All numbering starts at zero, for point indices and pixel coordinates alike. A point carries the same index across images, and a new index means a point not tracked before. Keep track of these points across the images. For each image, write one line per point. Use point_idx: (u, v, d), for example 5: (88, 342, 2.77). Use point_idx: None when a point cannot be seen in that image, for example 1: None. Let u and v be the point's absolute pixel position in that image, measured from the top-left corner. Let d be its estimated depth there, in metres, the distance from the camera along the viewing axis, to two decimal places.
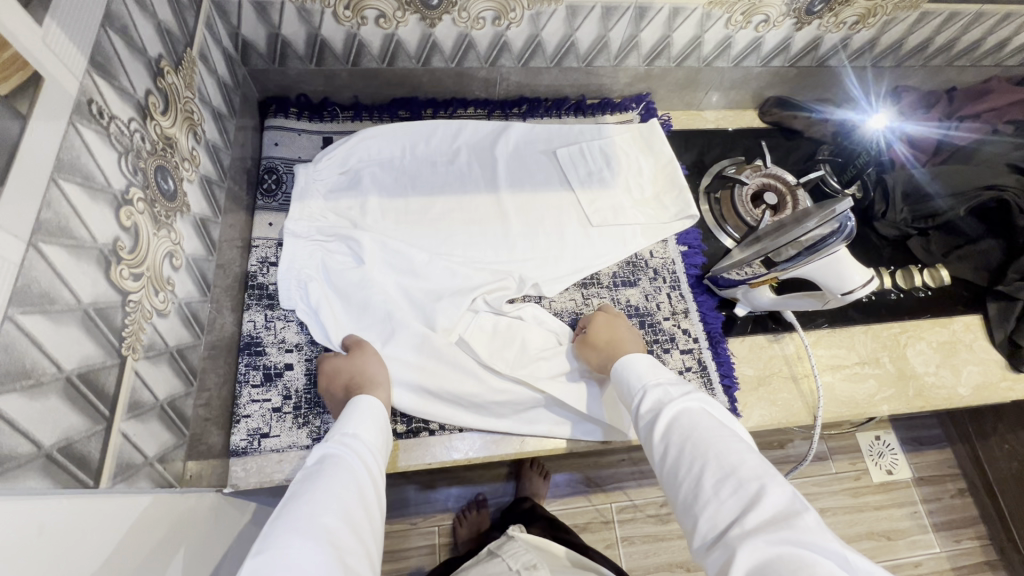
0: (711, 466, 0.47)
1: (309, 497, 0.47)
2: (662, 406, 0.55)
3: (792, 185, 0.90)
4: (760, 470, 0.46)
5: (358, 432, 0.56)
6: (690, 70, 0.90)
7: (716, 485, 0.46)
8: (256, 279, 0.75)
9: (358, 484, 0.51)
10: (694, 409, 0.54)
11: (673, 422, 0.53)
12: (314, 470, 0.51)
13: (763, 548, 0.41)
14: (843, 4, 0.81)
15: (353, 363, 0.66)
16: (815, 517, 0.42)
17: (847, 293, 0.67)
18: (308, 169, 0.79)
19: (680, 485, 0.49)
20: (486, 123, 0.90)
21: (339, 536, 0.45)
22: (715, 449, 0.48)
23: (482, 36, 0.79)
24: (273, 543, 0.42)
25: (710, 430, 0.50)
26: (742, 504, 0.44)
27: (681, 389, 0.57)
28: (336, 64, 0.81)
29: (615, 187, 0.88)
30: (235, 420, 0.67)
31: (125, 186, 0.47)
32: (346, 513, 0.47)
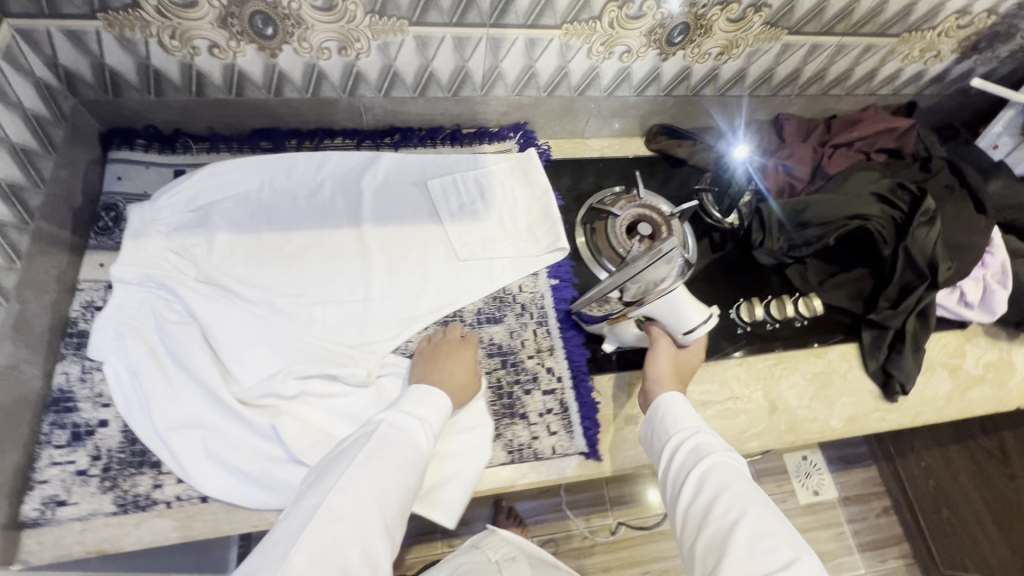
0: (742, 526, 0.50)
1: (382, 468, 0.53)
2: (711, 453, 0.58)
3: (667, 216, 0.87)
4: (793, 547, 0.49)
5: (428, 417, 0.60)
6: (564, 99, 0.89)
7: (750, 541, 0.49)
8: (77, 324, 0.69)
9: (414, 466, 0.55)
10: (732, 465, 0.57)
11: (705, 473, 0.56)
12: (392, 436, 0.56)
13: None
14: (702, 35, 0.80)
15: (469, 369, 0.69)
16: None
17: (696, 331, 0.68)
18: (143, 209, 0.74)
19: (705, 531, 0.52)
20: (354, 153, 0.86)
21: (392, 521, 0.51)
22: (755, 511, 0.52)
23: (333, 66, 0.75)
24: (349, 494, 0.50)
25: (750, 492, 0.53)
26: (774, 564, 0.47)
27: (726, 445, 0.60)
28: (178, 95, 0.76)
29: (487, 219, 0.86)
30: (30, 487, 0.60)
31: None
32: (401, 495, 0.53)
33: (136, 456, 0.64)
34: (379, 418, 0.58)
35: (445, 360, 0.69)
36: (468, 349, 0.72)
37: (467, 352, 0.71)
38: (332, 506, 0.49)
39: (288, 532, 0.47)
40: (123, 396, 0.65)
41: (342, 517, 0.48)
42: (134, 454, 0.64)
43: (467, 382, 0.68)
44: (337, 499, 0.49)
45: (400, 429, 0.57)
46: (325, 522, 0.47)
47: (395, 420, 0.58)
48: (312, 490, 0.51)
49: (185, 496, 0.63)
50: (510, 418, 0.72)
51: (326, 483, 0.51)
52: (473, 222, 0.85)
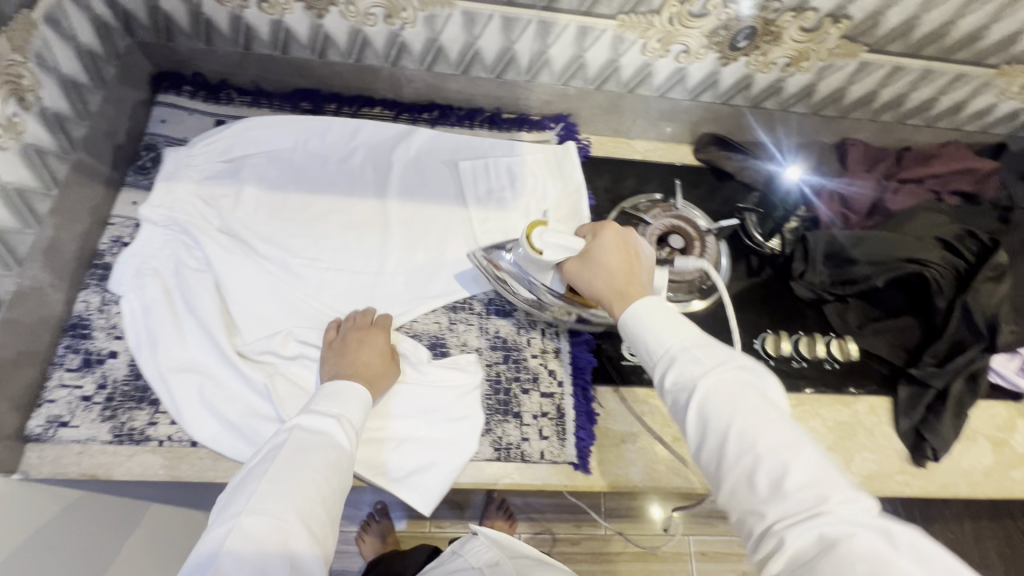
0: (762, 466, 0.43)
1: (297, 476, 0.50)
2: (695, 380, 0.47)
3: (702, 231, 0.83)
4: (816, 470, 0.42)
5: (345, 413, 0.57)
6: (611, 95, 0.85)
7: (771, 486, 0.42)
8: (103, 257, 0.72)
9: (336, 467, 0.53)
10: (723, 381, 0.47)
11: (704, 410, 0.46)
12: (304, 441, 0.53)
13: (816, 537, 0.39)
14: (770, 42, 0.74)
15: (382, 355, 0.66)
16: (855, 500, 0.40)
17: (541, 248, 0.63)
18: (180, 153, 0.76)
19: (723, 480, 0.45)
20: (390, 125, 0.85)
21: (319, 526, 0.49)
22: (766, 442, 0.44)
23: (378, 34, 0.74)
24: (266, 511, 0.47)
25: (753, 415, 0.45)
26: (804, 507, 0.41)
27: (715, 354, 0.49)
28: (227, 46, 0.77)
29: (513, 208, 0.83)
30: (38, 403, 0.64)
31: None
32: (326, 500, 0.50)
33: (138, 391, 0.66)
34: (292, 423, 0.55)
35: (355, 353, 0.65)
36: (381, 332, 0.69)
37: (377, 337, 0.68)
38: (244, 531, 0.46)
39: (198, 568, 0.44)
40: (134, 332, 0.68)
41: (259, 540, 0.45)
42: (136, 388, 0.66)
43: (382, 365, 0.66)
44: (249, 522, 0.46)
45: (315, 430, 0.54)
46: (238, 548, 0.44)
47: (307, 422, 0.55)
48: (222, 516, 0.48)
49: (176, 438, 0.65)
50: (502, 415, 0.70)
51: (239, 501, 0.48)
52: (498, 210, 0.83)
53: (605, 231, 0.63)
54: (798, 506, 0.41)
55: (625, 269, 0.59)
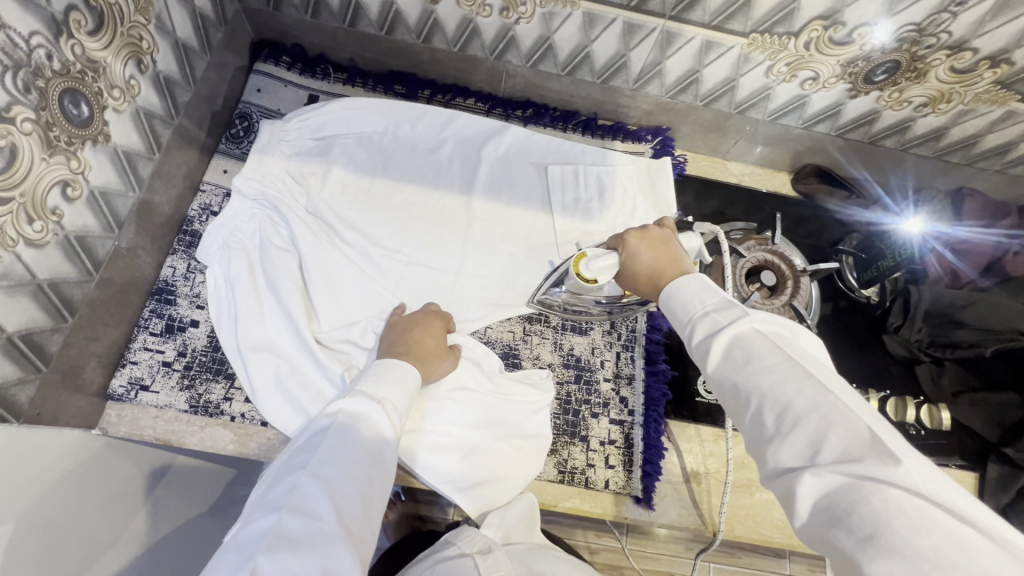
0: (768, 403, 0.38)
1: (334, 466, 0.46)
2: (711, 335, 0.44)
3: (797, 271, 0.77)
4: (824, 402, 0.36)
5: (390, 398, 0.53)
6: (719, 113, 0.80)
7: (776, 419, 0.37)
8: (192, 224, 0.72)
9: (377, 461, 0.49)
10: (749, 337, 0.42)
11: (723, 357, 0.42)
12: (347, 429, 0.49)
13: (832, 480, 0.33)
14: (911, 79, 0.68)
15: (438, 340, 0.64)
16: (888, 444, 0.33)
17: (593, 275, 0.60)
18: (274, 126, 0.74)
19: (743, 416, 0.40)
20: (482, 119, 0.82)
21: (357, 524, 0.44)
22: (770, 382, 0.38)
23: (489, 25, 0.71)
24: (306, 507, 0.43)
25: (765, 361, 0.40)
26: (806, 437, 0.36)
27: (732, 315, 0.44)
28: (332, 21, 0.75)
29: (600, 221, 0.80)
30: (121, 364, 0.65)
31: (7, 102, 0.44)
32: (365, 498, 0.46)
33: (216, 363, 0.66)
34: (332, 410, 0.51)
35: (414, 332, 0.63)
36: (433, 317, 0.67)
37: (436, 322, 0.66)
38: (284, 528, 0.41)
39: (230, 567, 0.39)
40: (217, 305, 0.68)
41: (296, 540, 0.40)
42: (214, 361, 0.66)
43: (437, 351, 0.64)
44: (289, 520, 0.41)
45: (357, 417, 0.50)
46: (271, 546, 0.39)
47: (350, 407, 0.51)
48: (259, 512, 0.43)
49: (248, 415, 0.65)
50: (569, 437, 0.69)
51: (277, 495, 0.44)
52: (584, 220, 0.80)
53: (630, 239, 0.58)
54: (813, 448, 0.35)
55: (657, 265, 0.55)
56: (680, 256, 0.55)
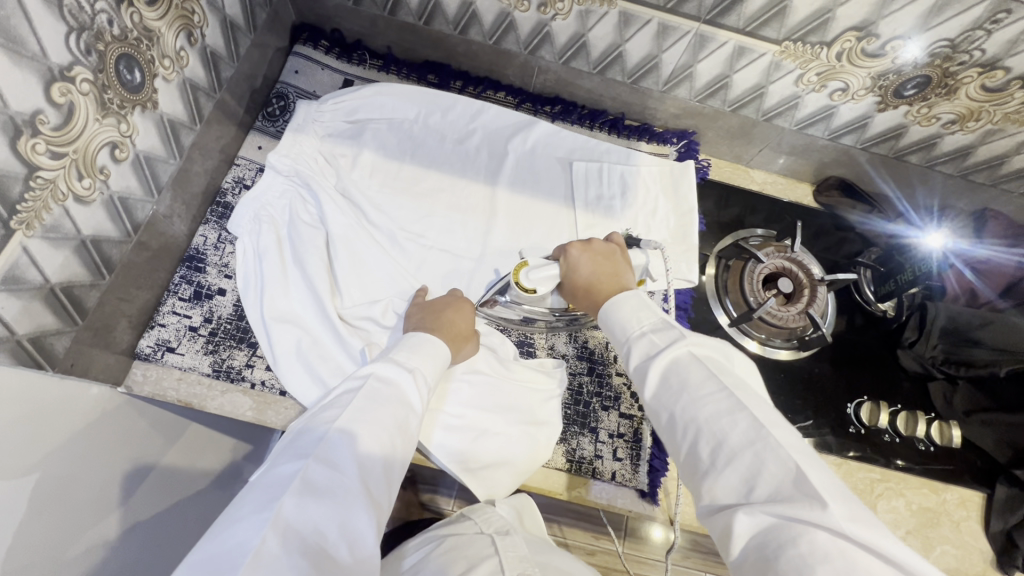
0: (704, 436, 0.41)
1: (362, 425, 0.47)
2: (651, 359, 0.47)
3: (815, 280, 0.77)
4: (754, 437, 0.39)
5: (420, 369, 0.55)
6: (746, 120, 0.81)
7: (711, 454, 0.40)
8: (225, 196, 0.74)
9: (403, 427, 0.50)
10: (682, 360, 0.46)
11: (664, 379, 0.46)
12: (377, 392, 0.51)
13: (762, 519, 0.36)
14: (941, 96, 0.68)
15: (470, 323, 0.65)
16: (812, 485, 0.35)
17: (535, 284, 0.64)
18: (311, 107, 0.76)
19: (678, 445, 0.43)
20: (511, 112, 0.84)
21: (377, 485, 0.45)
22: (706, 413, 0.41)
23: (526, 20, 0.72)
24: (332, 460, 0.44)
25: (698, 391, 0.43)
26: (742, 475, 0.38)
27: (667, 337, 0.48)
28: (373, 8, 0.77)
29: (621, 218, 0.81)
30: (149, 326, 0.66)
31: (69, 62, 0.46)
32: (388, 462, 0.47)
33: (240, 332, 0.68)
34: (364, 374, 0.52)
35: (449, 312, 0.64)
36: (466, 305, 0.67)
37: (466, 306, 0.67)
38: (310, 477, 0.42)
39: (255, 504, 0.40)
40: (245, 275, 0.70)
41: (320, 489, 0.42)
42: (238, 329, 0.68)
43: (467, 332, 0.65)
44: (315, 469, 0.43)
45: (388, 382, 0.52)
46: (297, 491, 0.41)
47: (383, 374, 0.53)
48: (287, 457, 0.45)
49: (268, 384, 0.67)
50: (579, 428, 0.70)
51: (305, 445, 0.45)
52: (606, 217, 0.81)
53: (570, 249, 0.64)
54: (747, 485, 0.38)
55: (595, 277, 0.61)
56: (615, 271, 0.61)
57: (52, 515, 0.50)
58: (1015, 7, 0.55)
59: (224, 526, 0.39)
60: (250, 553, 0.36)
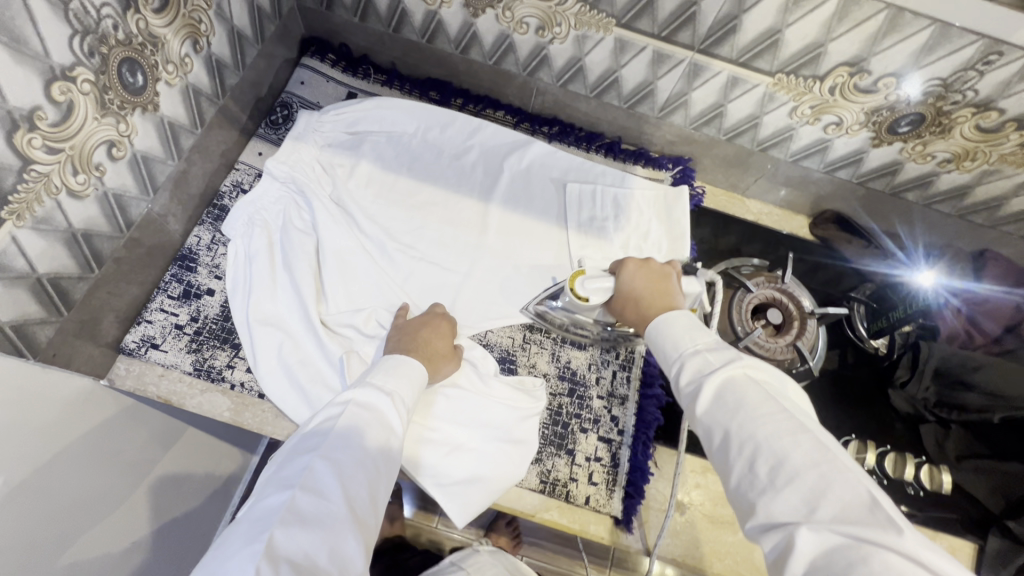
0: (762, 454, 0.38)
1: (346, 451, 0.47)
2: (703, 377, 0.44)
3: (805, 312, 0.76)
4: (820, 458, 0.36)
5: (400, 390, 0.55)
6: (741, 149, 0.81)
7: (771, 472, 0.37)
8: (222, 199, 0.75)
9: (385, 450, 0.50)
10: (739, 379, 0.43)
11: (716, 399, 0.43)
12: (357, 417, 0.50)
13: (826, 539, 0.33)
14: (936, 134, 0.68)
15: (448, 340, 0.66)
16: (888, 512, 0.33)
17: (585, 291, 0.64)
18: (311, 117, 0.78)
19: (729, 468, 0.40)
20: (509, 131, 0.85)
21: (365, 510, 0.45)
22: (767, 431, 0.39)
23: (524, 42, 0.74)
24: (316, 489, 0.44)
25: (756, 409, 0.40)
26: (809, 495, 0.35)
27: (723, 356, 0.46)
28: (378, 25, 0.79)
29: (613, 240, 0.81)
30: (136, 321, 0.67)
31: (71, 63, 0.48)
32: (374, 486, 0.47)
33: (225, 333, 0.69)
34: (345, 397, 0.52)
35: (425, 334, 0.65)
36: (442, 321, 0.68)
37: (443, 324, 0.68)
38: (297, 506, 0.42)
39: (242, 540, 0.40)
40: (234, 277, 0.71)
41: (307, 519, 0.42)
42: (223, 330, 0.69)
43: (447, 353, 0.65)
44: (300, 498, 0.43)
45: (368, 405, 0.52)
46: (283, 523, 0.41)
47: (363, 396, 0.52)
48: (272, 489, 0.45)
49: (247, 385, 0.67)
50: (556, 449, 0.69)
51: (289, 475, 0.45)
52: (598, 238, 0.81)
53: (628, 264, 0.62)
54: (807, 505, 0.35)
55: (647, 294, 0.59)
56: (668, 291, 0.59)
57: (22, 507, 0.52)
58: (1007, 49, 0.55)
59: (214, 563, 0.39)
60: None
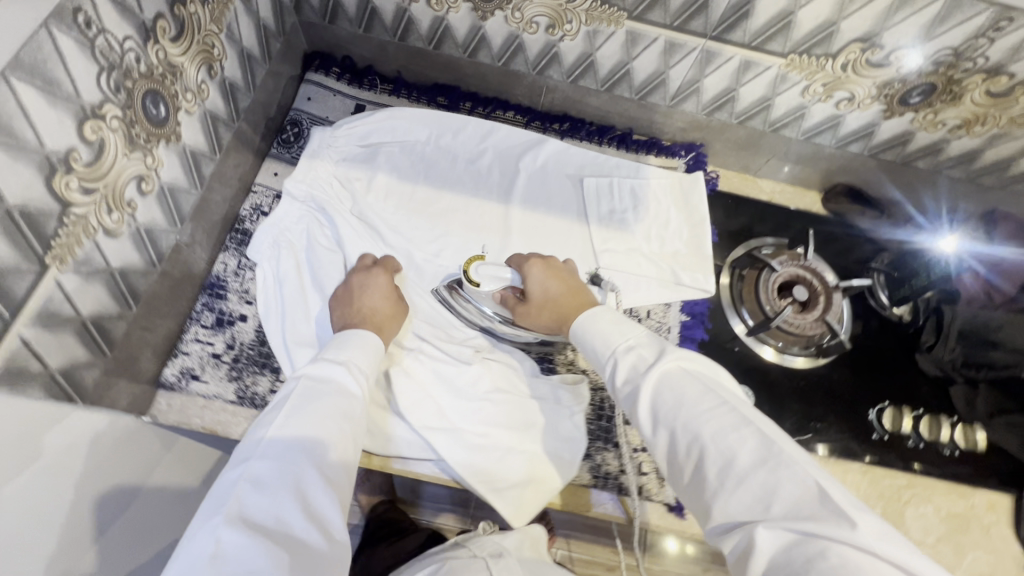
0: (712, 455, 0.40)
1: (302, 419, 0.47)
2: (639, 375, 0.46)
3: (829, 287, 0.78)
4: (766, 457, 0.39)
5: (356, 359, 0.55)
6: (753, 132, 0.82)
7: (720, 473, 0.39)
8: (243, 223, 0.75)
9: (347, 413, 0.50)
10: (672, 371, 0.45)
11: (654, 399, 0.45)
12: (313, 387, 0.50)
13: (782, 536, 0.36)
14: (947, 102, 0.70)
15: (389, 300, 0.67)
16: (839, 505, 0.35)
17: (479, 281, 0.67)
18: (325, 133, 0.77)
19: (682, 470, 0.42)
20: (521, 131, 0.85)
21: (333, 471, 0.46)
22: (711, 430, 0.41)
23: (534, 42, 0.74)
24: (276, 455, 0.44)
25: (698, 406, 0.42)
26: (758, 494, 0.38)
27: (654, 350, 0.48)
28: (384, 35, 0.79)
29: (635, 232, 0.82)
30: (173, 354, 0.67)
31: (99, 101, 0.47)
32: (342, 445, 0.47)
33: (263, 358, 0.69)
34: (300, 372, 0.52)
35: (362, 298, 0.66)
36: (381, 270, 0.69)
37: (384, 280, 0.69)
38: (257, 473, 0.42)
39: (207, 514, 0.40)
40: (265, 301, 0.70)
41: (271, 484, 0.42)
42: (261, 355, 0.69)
43: (387, 307, 0.66)
44: (261, 467, 0.43)
45: (323, 376, 0.52)
46: (247, 492, 0.41)
47: (318, 370, 0.53)
48: (231, 464, 0.44)
49: None
50: (603, 443, 0.69)
51: (247, 448, 0.45)
52: (620, 231, 0.82)
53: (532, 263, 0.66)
54: (763, 503, 0.37)
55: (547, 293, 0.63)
56: (571, 292, 0.62)
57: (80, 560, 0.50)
58: (1017, 15, 0.56)
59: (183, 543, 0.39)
60: (208, 556, 0.37)
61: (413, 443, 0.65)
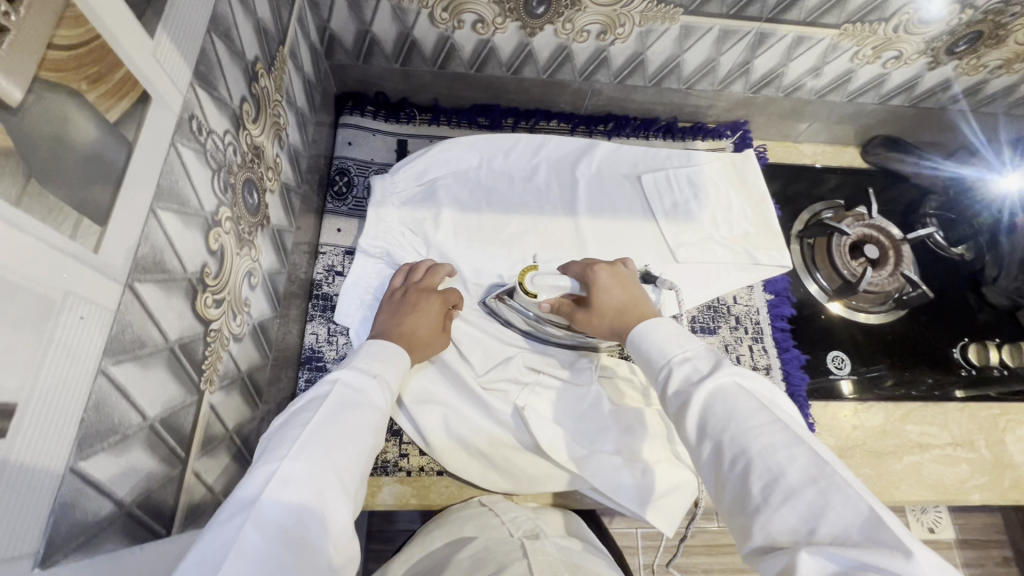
0: (756, 470, 0.36)
1: (334, 426, 0.42)
2: (693, 385, 0.42)
3: (896, 240, 0.80)
4: (817, 476, 0.34)
5: (387, 375, 0.51)
6: (799, 101, 0.83)
7: (763, 489, 0.35)
8: (321, 287, 0.72)
9: (374, 427, 0.45)
10: (729, 387, 0.41)
11: (710, 404, 0.41)
12: (348, 397, 0.45)
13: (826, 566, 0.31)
14: (991, 46, 0.72)
15: (432, 311, 0.64)
16: (894, 532, 0.30)
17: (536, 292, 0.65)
18: (384, 179, 0.74)
19: (725, 482, 0.38)
20: (571, 139, 0.83)
21: (353, 481, 0.40)
22: (760, 445, 0.37)
23: (583, 50, 0.72)
24: (306, 458, 0.38)
25: (747, 420, 0.38)
26: (802, 513, 0.33)
27: (710, 362, 0.44)
28: (422, 66, 0.75)
29: (702, 220, 0.81)
30: None
31: (215, 206, 0.44)
32: (362, 458, 0.42)
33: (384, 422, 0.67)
34: (331, 379, 0.47)
35: (414, 308, 0.63)
36: (430, 296, 0.66)
37: (429, 297, 0.65)
38: (282, 475, 0.36)
39: (221, 519, 0.34)
40: None
41: (297, 487, 0.36)
42: None
43: (431, 318, 0.64)
44: (287, 468, 0.37)
45: (359, 387, 0.47)
46: (269, 495, 0.35)
47: (351, 379, 0.48)
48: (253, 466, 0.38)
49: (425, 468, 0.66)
50: None
51: (275, 450, 0.39)
52: (689, 223, 0.81)
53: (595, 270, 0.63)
54: (808, 524, 0.32)
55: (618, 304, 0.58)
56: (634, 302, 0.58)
57: None
58: None
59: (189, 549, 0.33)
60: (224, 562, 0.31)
61: (557, 476, 0.65)
